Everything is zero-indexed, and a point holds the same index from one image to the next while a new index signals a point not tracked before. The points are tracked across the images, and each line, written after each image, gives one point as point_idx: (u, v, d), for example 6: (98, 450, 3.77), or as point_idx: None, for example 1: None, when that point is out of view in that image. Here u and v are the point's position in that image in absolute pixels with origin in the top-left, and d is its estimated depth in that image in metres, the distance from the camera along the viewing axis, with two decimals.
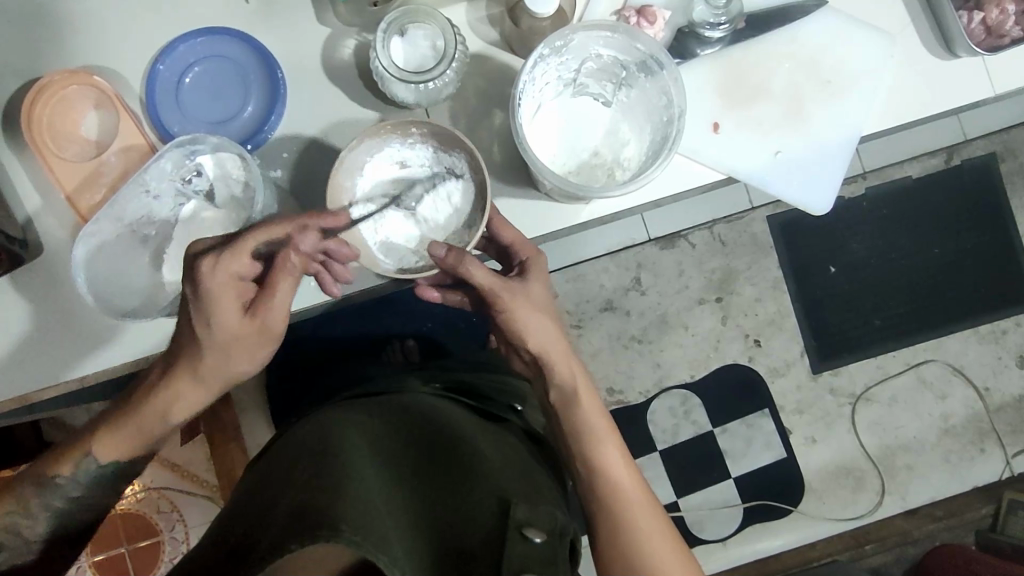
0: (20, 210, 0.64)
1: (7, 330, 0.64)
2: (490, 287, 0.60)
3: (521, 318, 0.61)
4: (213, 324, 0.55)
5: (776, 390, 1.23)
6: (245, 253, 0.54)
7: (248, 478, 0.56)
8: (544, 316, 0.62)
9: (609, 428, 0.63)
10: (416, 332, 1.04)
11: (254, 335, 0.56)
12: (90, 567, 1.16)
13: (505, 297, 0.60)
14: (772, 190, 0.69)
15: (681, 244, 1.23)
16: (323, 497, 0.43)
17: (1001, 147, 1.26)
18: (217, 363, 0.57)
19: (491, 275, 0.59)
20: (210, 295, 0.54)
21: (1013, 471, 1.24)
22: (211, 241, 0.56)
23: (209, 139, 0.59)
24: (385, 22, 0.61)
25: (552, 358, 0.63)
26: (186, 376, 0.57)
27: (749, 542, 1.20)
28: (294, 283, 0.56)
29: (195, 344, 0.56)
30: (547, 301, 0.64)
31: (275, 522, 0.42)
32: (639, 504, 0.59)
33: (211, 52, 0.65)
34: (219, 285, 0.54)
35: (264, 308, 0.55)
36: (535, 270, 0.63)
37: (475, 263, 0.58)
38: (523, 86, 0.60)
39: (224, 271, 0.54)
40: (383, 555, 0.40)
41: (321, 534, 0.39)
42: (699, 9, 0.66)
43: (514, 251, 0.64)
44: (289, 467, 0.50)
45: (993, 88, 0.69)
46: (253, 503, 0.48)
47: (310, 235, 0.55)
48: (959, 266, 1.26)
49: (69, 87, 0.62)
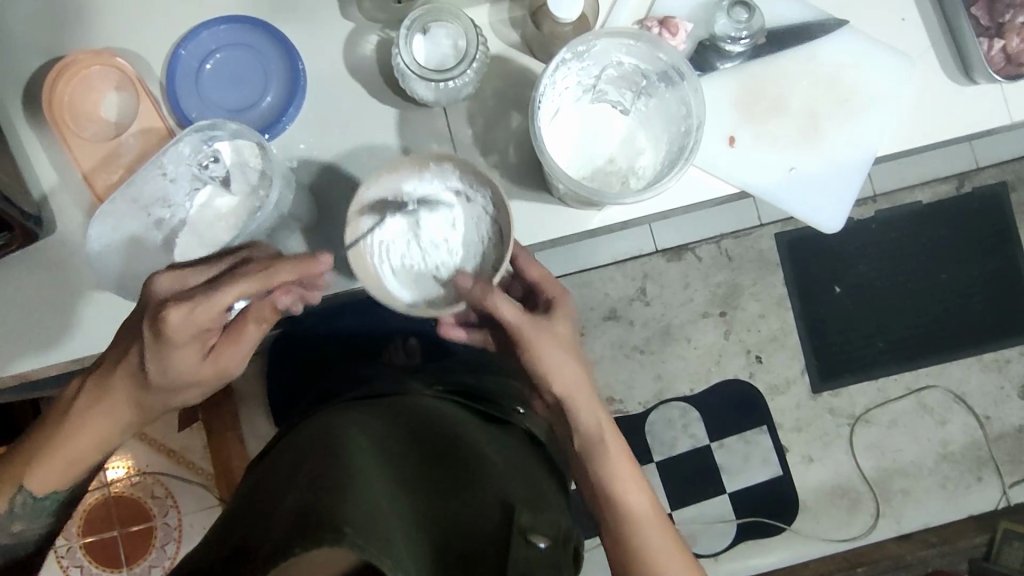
0: (36, 187, 0.64)
1: (16, 306, 0.64)
2: (518, 326, 0.59)
3: (545, 358, 0.60)
4: (175, 363, 0.57)
5: (776, 406, 1.23)
6: (217, 309, 0.54)
7: (249, 482, 0.56)
8: (566, 357, 0.61)
9: (614, 434, 0.63)
10: (421, 332, 1.02)
11: (211, 374, 0.59)
12: (81, 549, 1.16)
13: (531, 335, 0.60)
14: (785, 208, 0.69)
15: (688, 256, 1.23)
16: (325, 499, 0.43)
17: (1013, 177, 1.26)
18: (167, 394, 0.60)
19: (517, 309, 0.59)
20: (176, 338, 0.54)
21: (1010, 501, 1.23)
22: (168, 278, 0.55)
23: (228, 126, 0.60)
24: (408, 19, 0.61)
25: (574, 398, 0.61)
26: (128, 393, 0.59)
27: (741, 558, 1.20)
28: (261, 328, 0.59)
29: (147, 382, 0.58)
30: (572, 340, 0.63)
31: (279, 524, 0.43)
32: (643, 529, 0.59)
33: (233, 41, 0.65)
34: (183, 337, 0.55)
35: (228, 351, 0.58)
36: (561, 309, 0.63)
37: (502, 299, 0.58)
38: (544, 88, 0.60)
39: (190, 324, 0.54)
40: (388, 557, 0.40)
41: (325, 537, 0.39)
42: (720, 23, 0.66)
43: (540, 288, 0.65)
44: (292, 471, 0.50)
45: (1010, 116, 0.69)
46: (256, 505, 0.48)
47: (291, 296, 0.57)
48: (967, 293, 1.26)
49: (93, 67, 0.63)
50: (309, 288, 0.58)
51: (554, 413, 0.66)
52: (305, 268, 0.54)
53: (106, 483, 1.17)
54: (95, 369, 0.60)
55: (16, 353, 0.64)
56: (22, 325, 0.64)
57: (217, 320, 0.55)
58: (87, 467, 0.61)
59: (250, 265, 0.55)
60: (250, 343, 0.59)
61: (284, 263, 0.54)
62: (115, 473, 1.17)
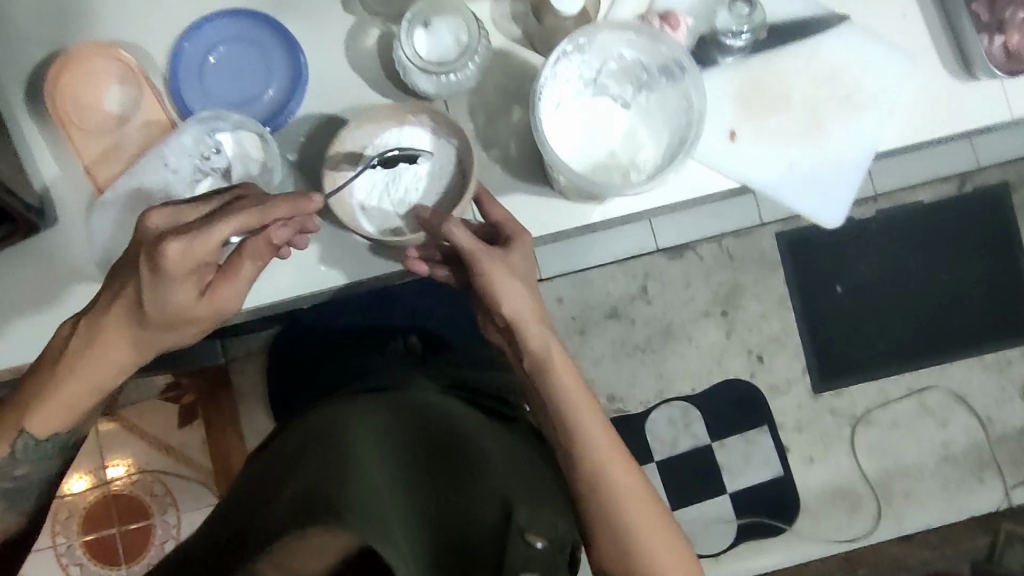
0: (37, 179, 0.64)
1: (16, 298, 0.64)
2: (470, 249, 0.58)
3: (497, 283, 0.59)
4: (170, 298, 0.55)
5: (777, 406, 1.23)
6: (213, 242, 0.52)
7: (258, 465, 0.59)
8: (521, 284, 0.60)
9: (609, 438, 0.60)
10: (419, 328, 1.02)
11: (208, 314, 0.57)
12: (80, 547, 1.16)
13: (483, 261, 0.58)
14: (786, 203, 0.69)
15: (688, 255, 1.23)
16: (329, 488, 0.45)
17: (1015, 177, 1.26)
18: (155, 333, 0.58)
19: (474, 237, 0.58)
20: (172, 274, 0.53)
21: (1012, 502, 1.23)
22: (165, 212, 0.54)
23: (231, 116, 0.61)
24: (409, 13, 0.62)
25: (548, 367, 0.60)
26: (117, 335, 0.57)
27: (741, 559, 1.20)
28: (258, 266, 0.56)
29: (139, 318, 0.57)
30: (528, 271, 0.61)
31: (283, 508, 0.45)
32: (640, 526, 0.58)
33: (235, 34, 0.66)
34: (180, 271, 0.53)
35: (224, 290, 0.56)
36: (520, 243, 0.61)
37: (456, 223, 0.57)
38: (545, 81, 0.61)
39: (188, 258, 0.53)
40: (387, 544, 0.42)
41: (321, 521, 0.42)
42: (722, 17, 0.67)
43: (501, 228, 0.62)
44: (299, 456, 0.53)
45: (1011, 111, 0.69)
46: (265, 489, 0.51)
47: (287, 231, 0.54)
48: (969, 294, 1.26)
49: (95, 59, 0.63)
50: (304, 224, 0.56)
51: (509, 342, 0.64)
52: (294, 206, 0.53)
53: (105, 481, 1.17)
54: (88, 312, 0.58)
55: (16, 346, 0.64)
56: (24, 318, 0.64)
57: (217, 255, 0.54)
58: (84, 415, 0.60)
59: (245, 202, 0.54)
60: (248, 281, 0.57)
61: (279, 198, 0.53)
62: (115, 471, 1.17)
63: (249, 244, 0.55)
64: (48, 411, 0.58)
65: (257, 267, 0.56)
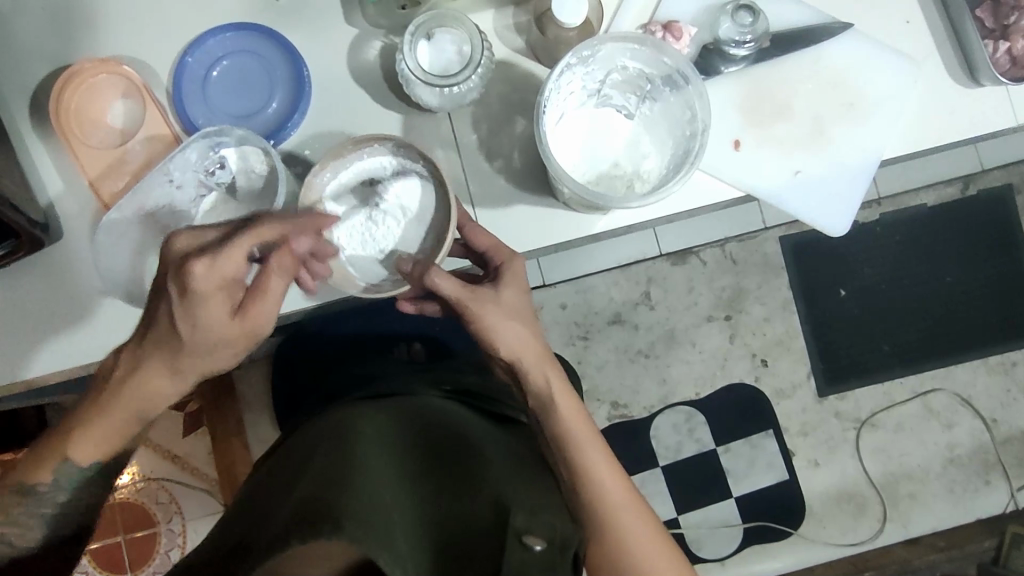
0: (42, 194, 0.64)
1: (23, 313, 0.64)
2: (457, 295, 0.59)
3: (491, 326, 0.60)
4: (203, 322, 0.53)
5: (781, 411, 1.23)
6: (237, 256, 0.51)
7: (262, 473, 0.59)
8: (515, 325, 0.61)
9: (590, 432, 0.62)
10: (424, 336, 1.02)
11: (242, 337, 0.54)
12: (85, 556, 1.16)
13: (472, 305, 0.59)
14: (790, 212, 0.69)
15: (692, 260, 1.23)
16: (327, 495, 0.45)
17: (1018, 179, 1.26)
18: (199, 361, 0.55)
19: (458, 284, 0.59)
20: (201, 294, 0.51)
21: (1018, 505, 1.23)
22: (186, 237, 0.53)
23: (234, 131, 0.60)
24: (413, 25, 0.61)
25: (524, 359, 0.62)
26: (160, 364, 0.55)
27: (747, 563, 1.19)
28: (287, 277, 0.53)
29: (179, 348, 0.54)
30: (520, 308, 0.62)
31: (281, 517, 0.45)
32: (626, 515, 0.60)
33: (238, 48, 0.66)
34: (208, 288, 0.51)
35: (255, 306, 0.53)
36: (509, 276, 0.62)
37: (440, 275, 0.58)
38: (549, 93, 0.60)
39: (216, 273, 0.51)
40: (383, 553, 0.42)
41: (321, 530, 0.42)
42: (724, 27, 0.66)
43: (490, 258, 0.63)
44: (304, 463, 0.53)
45: (1015, 118, 0.69)
46: (265, 499, 0.51)
47: (308, 239, 0.54)
48: (972, 296, 1.26)
49: (99, 75, 0.63)
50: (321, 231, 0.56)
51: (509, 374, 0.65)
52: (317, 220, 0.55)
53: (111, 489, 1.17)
54: (127, 346, 0.56)
55: (22, 361, 0.64)
56: (30, 333, 0.64)
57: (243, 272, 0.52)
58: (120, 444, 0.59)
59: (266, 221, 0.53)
60: (277, 296, 0.54)
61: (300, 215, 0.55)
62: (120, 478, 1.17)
63: (274, 259, 0.53)
64: (89, 437, 0.57)
65: (286, 281, 0.54)
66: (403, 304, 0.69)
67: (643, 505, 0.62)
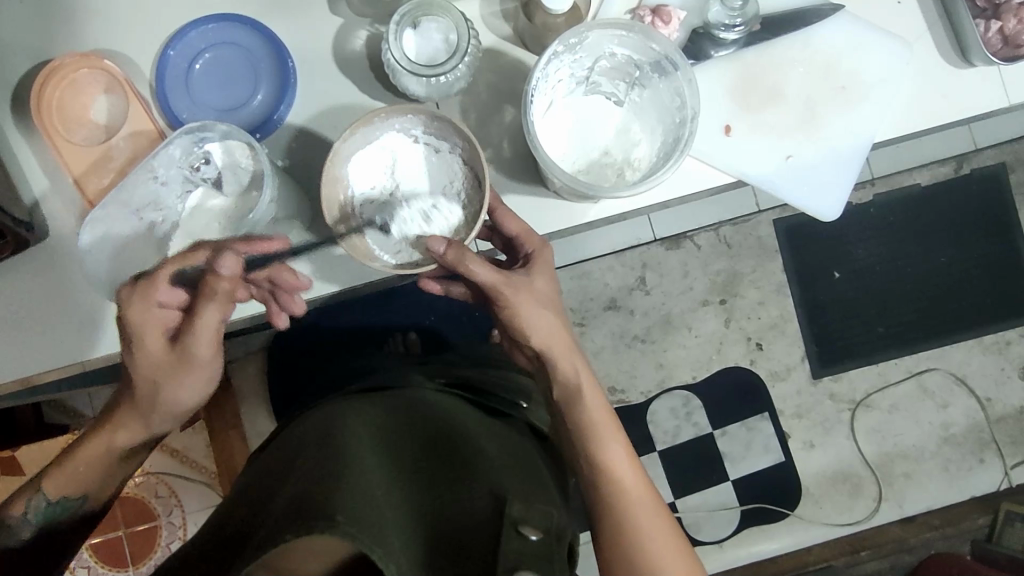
0: (27, 193, 0.64)
1: (12, 313, 0.64)
2: (493, 283, 0.58)
3: (526, 312, 0.60)
4: (147, 352, 0.57)
5: (777, 393, 1.23)
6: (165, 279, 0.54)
7: (250, 471, 0.58)
8: (547, 312, 0.61)
9: (612, 424, 0.62)
10: (418, 326, 1.03)
11: (189, 367, 0.58)
12: (86, 551, 1.16)
13: (507, 293, 0.59)
14: (783, 197, 0.68)
15: (686, 244, 1.23)
16: (320, 491, 0.45)
17: (1011, 158, 1.26)
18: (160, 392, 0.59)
19: (491, 270, 0.58)
20: (136, 320, 0.55)
21: (1012, 482, 1.23)
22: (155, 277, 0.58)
23: (218, 127, 0.59)
24: (398, 13, 0.60)
25: (553, 350, 0.62)
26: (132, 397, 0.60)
27: (745, 545, 1.20)
28: (219, 306, 0.54)
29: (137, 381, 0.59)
30: (551, 297, 0.63)
31: (274, 512, 0.45)
32: (636, 505, 0.59)
33: (221, 39, 0.65)
34: (144, 317, 0.55)
35: (193, 338, 0.56)
36: (540, 263, 0.63)
37: (475, 260, 0.56)
38: (537, 82, 0.60)
39: (145, 299, 0.55)
40: (378, 548, 0.42)
41: (315, 527, 0.41)
42: (714, 10, 0.65)
43: (520, 243, 0.63)
44: (293, 460, 0.52)
45: (1007, 97, 0.68)
46: (256, 495, 0.51)
47: (231, 258, 0.52)
48: (968, 276, 1.26)
49: (80, 70, 0.62)
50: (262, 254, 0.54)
51: (535, 365, 0.66)
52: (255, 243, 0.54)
53: None
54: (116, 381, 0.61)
55: (13, 360, 0.64)
56: (19, 335, 0.64)
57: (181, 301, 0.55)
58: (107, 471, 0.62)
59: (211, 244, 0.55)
60: (216, 327, 0.56)
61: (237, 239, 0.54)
62: None
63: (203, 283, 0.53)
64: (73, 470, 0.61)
65: (218, 309, 0.54)
66: (427, 283, 0.68)
67: (652, 493, 0.61)
